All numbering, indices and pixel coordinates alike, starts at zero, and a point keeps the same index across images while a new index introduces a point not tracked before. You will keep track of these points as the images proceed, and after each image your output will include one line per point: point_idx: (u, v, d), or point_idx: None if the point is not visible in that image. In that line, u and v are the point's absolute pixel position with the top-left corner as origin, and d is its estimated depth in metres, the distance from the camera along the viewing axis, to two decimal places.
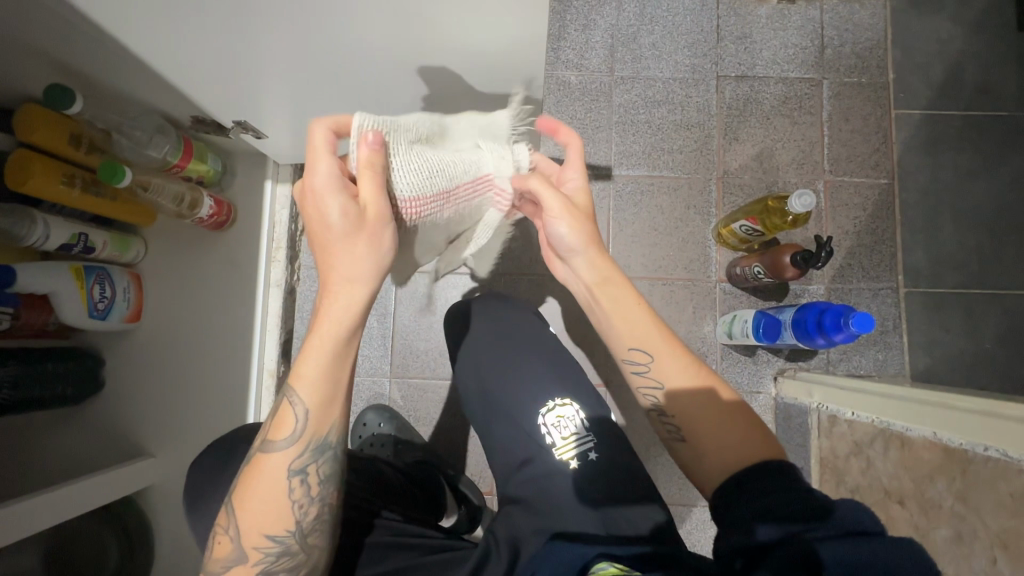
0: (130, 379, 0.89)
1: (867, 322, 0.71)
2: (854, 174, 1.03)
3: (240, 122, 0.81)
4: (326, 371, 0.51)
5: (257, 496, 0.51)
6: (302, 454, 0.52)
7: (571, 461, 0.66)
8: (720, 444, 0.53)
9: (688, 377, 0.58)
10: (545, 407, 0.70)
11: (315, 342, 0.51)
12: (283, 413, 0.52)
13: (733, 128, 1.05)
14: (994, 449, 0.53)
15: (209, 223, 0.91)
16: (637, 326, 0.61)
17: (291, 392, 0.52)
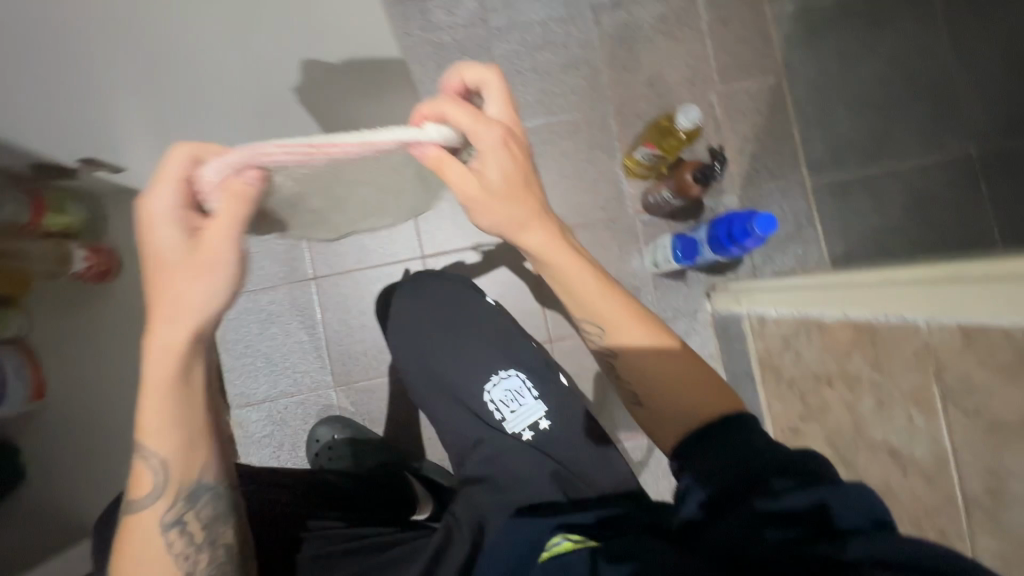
0: (49, 459, 0.82)
1: (769, 223, 0.74)
2: (744, 80, 1.04)
3: (88, 160, 0.72)
4: (175, 418, 0.45)
5: (133, 565, 0.46)
6: (172, 506, 0.47)
7: (524, 433, 0.64)
8: (674, 393, 0.52)
9: (646, 346, 0.55)
10: (490, 383, 0.68)
11: (153, 390, 0.44)
12: (138, 474, 0.46)
13: (619, 58, 1.03)
14: (894, 316, 0.55)
15: (91, 273, 0.85)
16: (598, 300, 0.56)
17: (139, 449, 0.45)
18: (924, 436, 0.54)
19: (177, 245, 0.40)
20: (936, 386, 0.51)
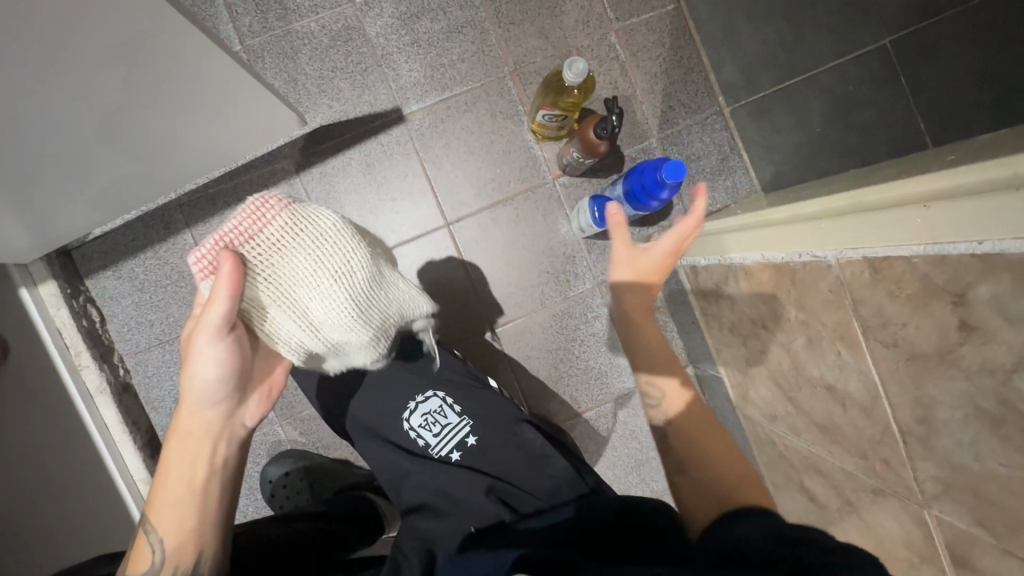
0: None
1: (678, 169, 0.68)
2: (641, 12, 0.97)
3: None
4: (183, 492, 0.51)
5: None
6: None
7: (451, 453, 0.62)
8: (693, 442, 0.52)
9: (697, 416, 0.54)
10: (409, 410, 0.66)
11: (169, 477, 0.51)
12: (139, 547, 0.49)
13: (504, 13, 0.94)
14: (806, 254, 0.52)
15: None
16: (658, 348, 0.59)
17: (146, 520, 0.50)
18: (854, 371, 0.51)
19: (210, 351, 0.49)
20: (855, 320, 0.48)
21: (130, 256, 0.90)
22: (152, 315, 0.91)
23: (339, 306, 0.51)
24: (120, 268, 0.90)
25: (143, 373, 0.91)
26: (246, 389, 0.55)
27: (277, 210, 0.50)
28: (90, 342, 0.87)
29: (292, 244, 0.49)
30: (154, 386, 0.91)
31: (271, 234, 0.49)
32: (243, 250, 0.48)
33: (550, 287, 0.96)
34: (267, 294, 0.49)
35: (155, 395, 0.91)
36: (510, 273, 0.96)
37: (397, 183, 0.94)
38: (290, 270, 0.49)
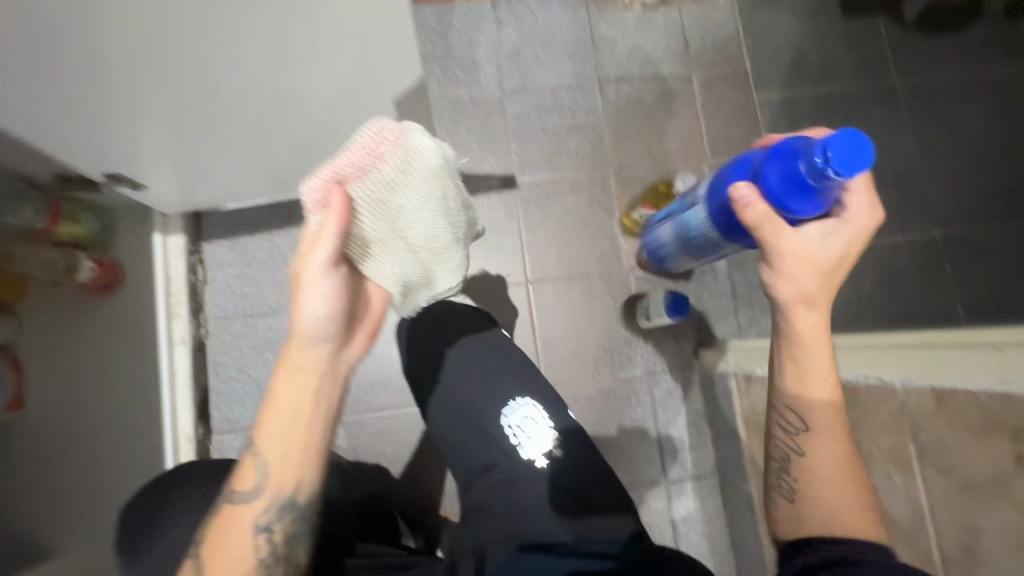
0: None
1: (858, 144, 0.46)
2: (733, 155, 1.13)
3: (114, 173, 0.76)
4: (288, 426, 0.49)
5: (220, 554, 0.49)
6: (267, 509, 0.50)
7: (538, 461, 0.64)
8: (826, 498, 0.54)
9: (835, 464, 0.55)
10: (509, 406, 0.66)
11: (276, 405, 0.49)
12: (244, 466, 0.50)
13: (620, 126, 1.11)
14: (871, 376, 0.60)
15: (94, 286, 0.84)
16: (827, 401, 0.55)
17: (253, 444, 0.50)
18: (902, 494, 0.57)
19: (325, 282, 0.46)
20: (911, 443, 0.55)
21: (248, 232, 1.01)
22: (247, 289, 0.99)
23: (439, 238, 0.54)
24: (235, 241, 1.00)
25: (221, 337, 0.97)
26: (354, 325, 0.50)
27: (378, 150, 0.45)
28: (189, 296, 0.96)
29: (404, 182, 0.47)
30: (222, 352, 0.97)
31: (384, 172, 0.46)
32: (355, 189, 0.45)
33: (602, 364, 1.03)
34: (374, 229, 0.47)
35: (223, 360, 0.97)
36: (569, 340, 1.03)
37: (493, 236, 1.05)
38: (400, 206, 0.48)
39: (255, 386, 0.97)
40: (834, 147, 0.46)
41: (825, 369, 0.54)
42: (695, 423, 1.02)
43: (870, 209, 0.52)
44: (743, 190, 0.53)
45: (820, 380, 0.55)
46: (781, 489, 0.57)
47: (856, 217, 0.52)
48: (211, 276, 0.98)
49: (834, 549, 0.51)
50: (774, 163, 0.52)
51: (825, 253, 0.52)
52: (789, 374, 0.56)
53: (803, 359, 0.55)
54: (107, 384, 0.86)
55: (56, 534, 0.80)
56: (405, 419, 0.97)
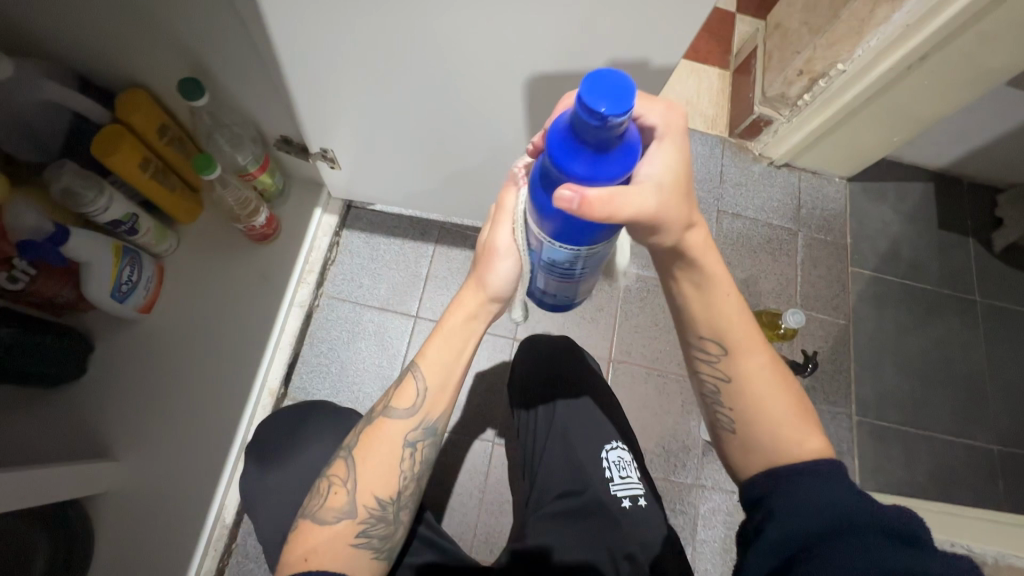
0: (120, 371, 0.88)
1: (609, 76, 0.32)
2: (820, 311, 1.21)
3: (324, 149, 0.88)
4: (449, 357, 0.55)
5: (373, 456, 0.53)
6: (417, 427, 0.55)
7: (624, 499, 0.68)
8: (768, 417, 0.53)
9: (766, 375, 0.54)
10: (608, 445, 0.73)
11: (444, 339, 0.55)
12: (404, 386, 0.55)
13: (726, 254, 1.22)
14: (960, 544, 0.65)
15: (258, 232, 0.94)
16: (733, 317, 0.54)
17: (414, 366, 0.56)
18: None
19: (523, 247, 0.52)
20: None
21: (384, 235, 1.10)
22: (366, 280, 1.07)
23: None
24: (371, 238, 1.09)
25: (329, 313, 1.04)
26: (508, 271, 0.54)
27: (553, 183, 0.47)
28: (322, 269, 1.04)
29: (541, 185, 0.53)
30: (326, 327, 1.04)
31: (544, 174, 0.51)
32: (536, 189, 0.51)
33: (655, 461, 1.06)
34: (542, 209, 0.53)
35: (322, 335, 1.03)
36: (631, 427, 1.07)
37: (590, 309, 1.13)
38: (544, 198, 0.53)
39: (339, 368, 1.01)
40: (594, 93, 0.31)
41: (724, 281, 0.53)
42: (730, 551, 1.02)
43: (671, 121, 0.44)
44: (565, 194, 0.35)
45: (723, 297, 0.54)
46: (721, 423, 0.56)
47: (669, 127, 0.44)
48: (340, 256, 1.07)
49: (789, 472, 0.49)
50: (560, 156, 0.35)
51: (676, 175, 0.44)
52: (692, 298, 0.54)
53: (706, 284, 0.53)
54: (227, 317, 0.93)
55: (128, 436, 0.85)
56: (461, 448, 0.99)
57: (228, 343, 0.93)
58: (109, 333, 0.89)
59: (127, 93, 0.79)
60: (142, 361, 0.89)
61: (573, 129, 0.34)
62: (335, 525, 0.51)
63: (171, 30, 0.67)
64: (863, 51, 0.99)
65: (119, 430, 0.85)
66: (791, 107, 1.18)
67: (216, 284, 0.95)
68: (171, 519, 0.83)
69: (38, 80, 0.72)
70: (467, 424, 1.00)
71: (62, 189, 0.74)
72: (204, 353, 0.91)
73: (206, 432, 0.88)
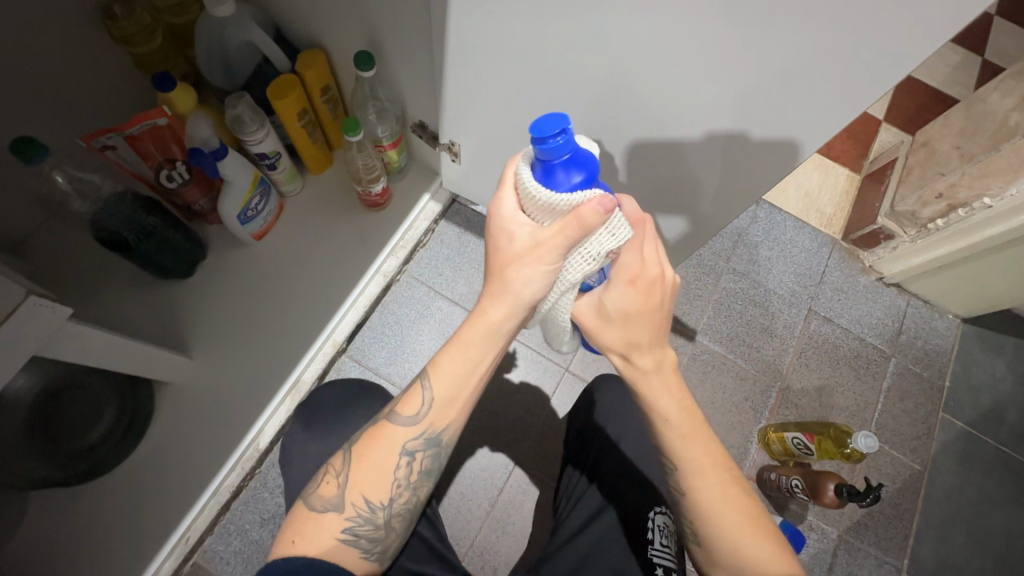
0: (217, 282, 0.97)
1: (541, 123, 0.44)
2: (894, 447, 1.11)
3: (451, 143, 0.95)
4: (461, 371, 0.52)
5: (369, 456, 0.53)
6: (418, 437, 0.53)
7: (658, 568, 0.64)
8: (719, 537, 0.51)
9: (719, 496, 0.51)
10: (655, 509, 0.69)
11: (450, 350, 0.52)
12: (412, 393, 0.53)
13: (807, 355, 1.16)
14: None
15: (371, 200, 1.02)
16: (679, 439, 0.52)
17: (424, 375, 0.53)
18: None
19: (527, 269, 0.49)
20: None
21: (477, 235, 1.14)
22: (446, 271, 1.10)
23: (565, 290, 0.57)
24: (464, 234, 1.13)
25: (405, 292, 1.07)
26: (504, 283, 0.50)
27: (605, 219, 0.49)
28: (412, 249, 1.09)
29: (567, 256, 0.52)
30: (397, 302, 1.06)
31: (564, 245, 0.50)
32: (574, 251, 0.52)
33: None
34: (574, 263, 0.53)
35: (392, 308, 1.06)
36: None
37: None
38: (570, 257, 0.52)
39: (398, 343, 1.04)
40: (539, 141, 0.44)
41: (670, 404, 0.52)
42: None
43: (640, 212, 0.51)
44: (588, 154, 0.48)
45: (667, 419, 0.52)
46: (690, 535, 0.55)
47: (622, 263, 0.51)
48: (431, 241, 1.11)
49: None
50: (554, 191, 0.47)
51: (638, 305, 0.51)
52: (643, 415, 0.54)
53: (652, 402, 0.52)
54: (319, 267, 1.02)
55: (206, 339, 0.94)
56: (485, 456, 1.00)
57: (313, 289, 1.00)
58: (223, 248, 1.00)
59: (309, 51, 0.90)
60: (237, 280, 0.98)
61: (546, 164, 0.46)
62: (321, 516, 0.51)
63: (365, 9, 0.77)
64: (1017, 191, 0.92)
65: (201, 332, 0.94)
66: (918, 228, 1.10)
67: (319, 235, 1.04)
68: (217, 429, 0.89)
69: (247, 24, 0.84)
70: (498, 435, 1.01)
71: (233, 116, 0.84)
72: (290, 292, 0.99)
73: (270, 360, 0.95)
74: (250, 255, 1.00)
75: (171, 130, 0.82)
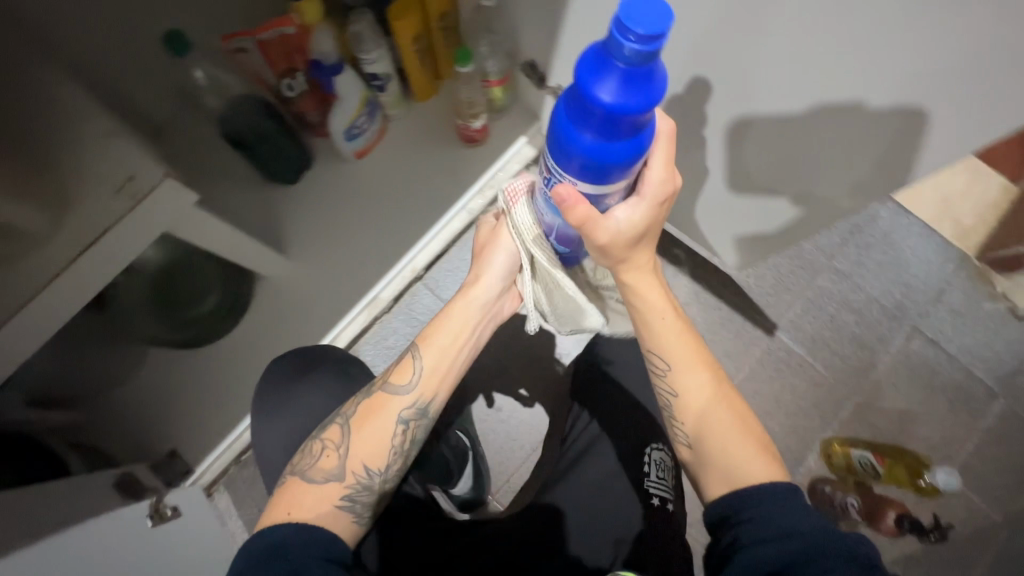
0: (317, 192, 1.03)
1: (645, 4, 0.35)
2: (975, 492, 1.01)
3: (557, 87, 0.91)
4: (447, 343, 0.65)
5: (367, 426, 0.61)
6: (411, 405, 0.62)
7: (653, 496, 0.70)
8: (714, 433, 0.60)
9: (704, 393, 0.61)
10: (649, 446, 0.74)
11: (444, 323, 0.66)
12: (404, 364, 0.64)
13: (898, 375, 1.06)
14: None
15: (468, 135, 1.02)
16: (671, 339, 0.61)
17: (415, 350, 0.65)
18: None
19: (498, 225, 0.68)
20: None
21: None
22: None
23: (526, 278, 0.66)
24: None
25: None
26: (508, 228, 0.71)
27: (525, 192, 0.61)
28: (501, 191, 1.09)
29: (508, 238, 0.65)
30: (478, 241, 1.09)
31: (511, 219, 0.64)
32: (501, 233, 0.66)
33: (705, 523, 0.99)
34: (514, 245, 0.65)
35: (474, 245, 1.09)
36: None
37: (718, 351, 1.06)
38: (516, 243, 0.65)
39: None
40: (631, 22, 0.35)
41: (662, 305, 0.60)
42: None
43: (665, 131, 0.50)
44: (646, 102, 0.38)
45: (660, 321, 0.61)
46: (679, 436, 0.63)
47: (652, 187, 0.51)
48: None
49: (735, 494, 0.54)
50: (591, 89, 0.38)
51: (636, 228, 0.52)
52: (637, 320, 0.62)
53: (645, 310, 0.61)
54: (410, 194, 1.05)
55: (301, 244, 1.01)
56: (534, 404, 1.02)
57: (401, 214, 1.04)
58: (326, 161, 1.05)
59: None
60: (335, 193, 1.04)
61: (608, 57, 0.37)
62: (323, 485, 0.59)
63: None
64: None
65: (298, 237, 1.01)
66: None
67: (415, 163, 1.06)
68: (301, 328, 0.99)
69: None
70: (551, 387, 1.03)
71: (354, 32, 0.85)
72: (380, 213, 1.04)
73: (354, 273, 1.01)
74: (349, 172, 1.05)
75: (295, 39, 0.85)
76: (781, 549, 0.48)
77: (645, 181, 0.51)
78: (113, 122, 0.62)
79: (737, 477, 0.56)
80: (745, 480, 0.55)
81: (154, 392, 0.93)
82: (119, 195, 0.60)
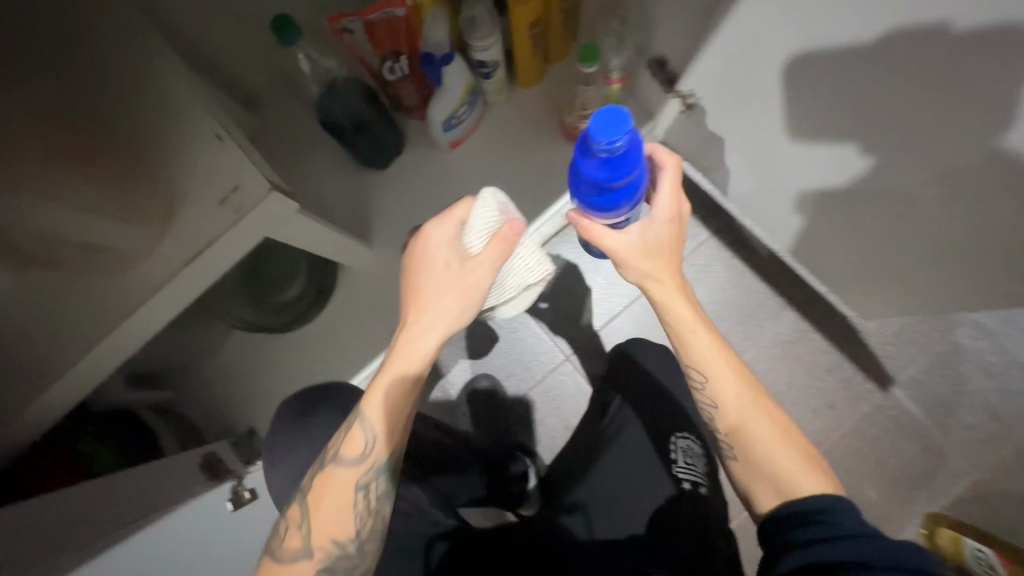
0: (406, 181, 0.97)
1: (608, 114, 0.43)
2: None
3: (690, 92, 0.76)
4: (393, 401, 0.54)
5: (323, 503, 0.54)
6: (368, 470, 0.54)
7: (683, 481, 0.69)
8: (758, 445, 0.53)
9: (745, 400, 0.54)
10: (680, 433, 0.72)
11: (386, 375, 0.54)
12: (354, 429, 0.54)
13: None
14: None
15: (573, 132, 0.91)
16: (706, 352, 0.55)
17: (361, 411, 0.54)
18: None
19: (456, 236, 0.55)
20: None
21: None
22: None
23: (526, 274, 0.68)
24: None
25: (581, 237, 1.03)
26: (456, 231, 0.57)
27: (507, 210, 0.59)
28: None
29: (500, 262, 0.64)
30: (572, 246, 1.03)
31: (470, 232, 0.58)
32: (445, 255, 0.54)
33: None
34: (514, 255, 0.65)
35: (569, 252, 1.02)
36: None
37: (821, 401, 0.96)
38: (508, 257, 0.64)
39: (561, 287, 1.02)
40: (601, 133, 0.42)
41: (694, 319, 0.55)
42: None
43: (672, 164, 0.54)
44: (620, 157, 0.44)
45: (692, 333, 0.55)
46: (724, 450, 0.56)
47: (662, 210, 0.54)
48: None
49: (791, 504, 0.49)
50: (580, 164, 0.46)
51: (663, 239, 0.55)
52: (669, 320, 0.56)
53: (672, 319, 0.56)
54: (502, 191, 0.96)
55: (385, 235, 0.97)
56: None
57: None
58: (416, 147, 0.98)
59: None
60: (423, 183, 0.97)
61: (586, 144, 0.45)
62: (291, 565, 0.53)
63: None
64: None
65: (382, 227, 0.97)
66: None
67: (511, 157, 0.97)
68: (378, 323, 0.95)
69: None
70: None
71: (468, 17, 0.77)
72: None
73: None
74: (440, 161, 0.97)
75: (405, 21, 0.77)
76: (840, 547, 0.43)
77: (660, 198, 0.54)
78: (222, 125, 0.59)
79: (791, 492, 0.50)
80: (796, 496, 0.49)
81: (237, 370, 0.95)
82: (224, 207, 0.57)
